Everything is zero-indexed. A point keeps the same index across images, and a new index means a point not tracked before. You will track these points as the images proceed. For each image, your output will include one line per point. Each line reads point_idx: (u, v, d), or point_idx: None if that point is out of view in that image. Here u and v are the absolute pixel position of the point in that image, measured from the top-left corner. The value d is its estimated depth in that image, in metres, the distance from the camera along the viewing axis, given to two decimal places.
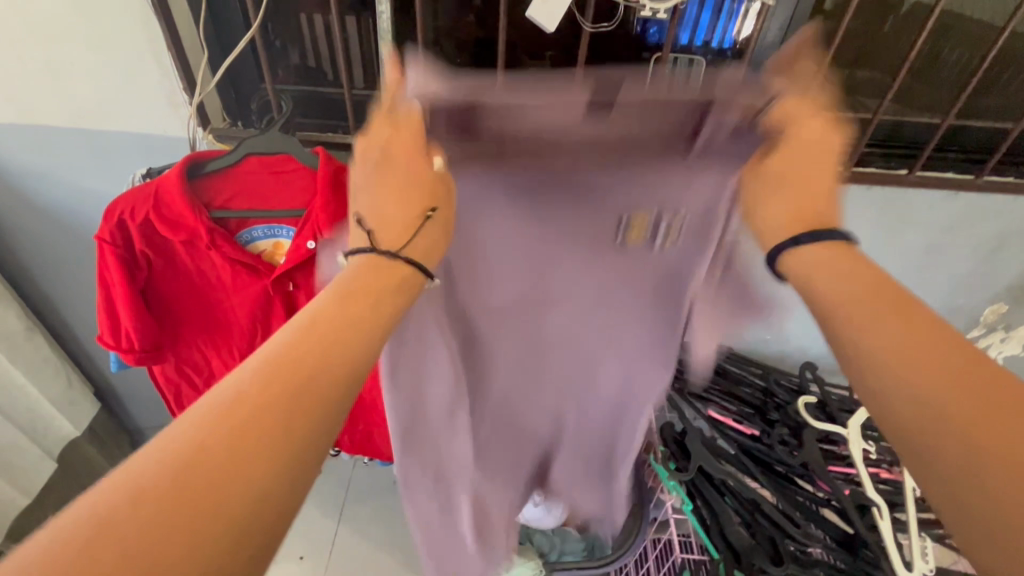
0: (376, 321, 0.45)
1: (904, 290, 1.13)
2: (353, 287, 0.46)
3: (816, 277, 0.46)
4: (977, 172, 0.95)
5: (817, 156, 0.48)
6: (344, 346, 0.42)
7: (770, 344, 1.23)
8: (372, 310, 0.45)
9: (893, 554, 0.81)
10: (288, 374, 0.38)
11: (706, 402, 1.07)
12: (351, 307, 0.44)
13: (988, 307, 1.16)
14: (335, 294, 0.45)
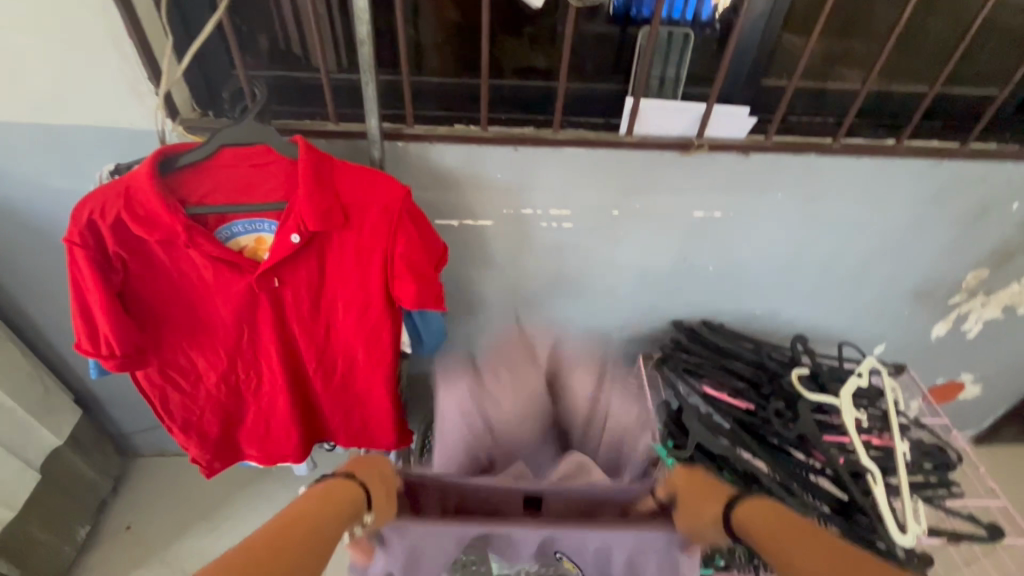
0: (327, 525, 0.56)
1: (891, 260, 1.14)
2: (335, 484, 0.61)
3: (697, 499, 0.67)
4: (962, 140, 0.98)
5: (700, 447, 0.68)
6: (300, 534, 0.54)
7: (761, 317, 1.24)
8: (349, 502, 0.60)
9: (888, 517, 0.84)
10: (263, 570, 0.49)
11: (701, 378, 1.09)
12: (333, 497, 0.59)
13: (971, 273, 1.18)
14: (328, 483, 0.61)
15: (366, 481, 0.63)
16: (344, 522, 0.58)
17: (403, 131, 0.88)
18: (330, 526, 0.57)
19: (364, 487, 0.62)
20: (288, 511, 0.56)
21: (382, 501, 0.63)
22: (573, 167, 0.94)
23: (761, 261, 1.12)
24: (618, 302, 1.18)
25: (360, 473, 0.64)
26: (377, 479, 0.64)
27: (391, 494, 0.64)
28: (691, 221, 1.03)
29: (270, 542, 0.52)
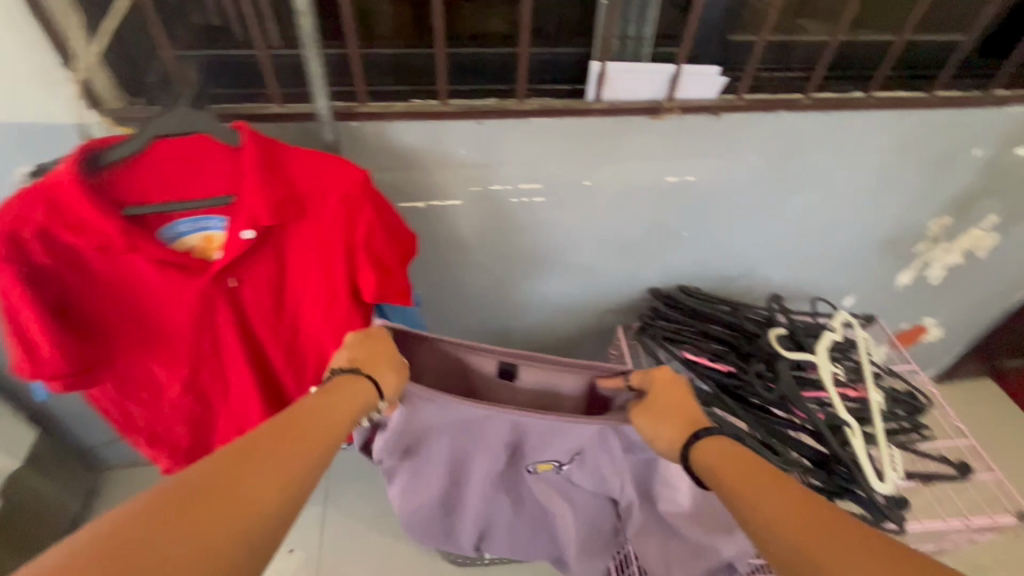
0: (331, 420, 0.62)
1: (859, 215, 1.15)
2: (337, 381, 0.67)
3: (670, 410, 0.72)
4: (929, 89, 0.97)
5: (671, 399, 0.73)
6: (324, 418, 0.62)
7: (736, 279, 1.24)
8: (354, 397, 0.66)
9: (867, 467, 0.86)
10: (267, 458, 0.53)
11: (681, 345, 1.09)
12: (335, 396, 0.65)
13: (934, 221, 1.20)
14: (329, 383, 0.67)
15: (373, 364, 0.71)
16: (349, 414, 0.65)
17: (357, 110, 0.82)
18: (332, 421, 0.62)
19: (371, 373, 0.70)
20: (285, 415, 0.60)
21: (391, 383, 0.71)
22: (541, 138, 0.90)
23: (734, 223, 1.12)
24: (595, 273, 1.16)
25: (367, 355, 0.72)
26: (382, 363, 0.72)
27: (399, 378, 0.72)
28: (663, 187, 1.01)
29: (272, 437, 0.56)
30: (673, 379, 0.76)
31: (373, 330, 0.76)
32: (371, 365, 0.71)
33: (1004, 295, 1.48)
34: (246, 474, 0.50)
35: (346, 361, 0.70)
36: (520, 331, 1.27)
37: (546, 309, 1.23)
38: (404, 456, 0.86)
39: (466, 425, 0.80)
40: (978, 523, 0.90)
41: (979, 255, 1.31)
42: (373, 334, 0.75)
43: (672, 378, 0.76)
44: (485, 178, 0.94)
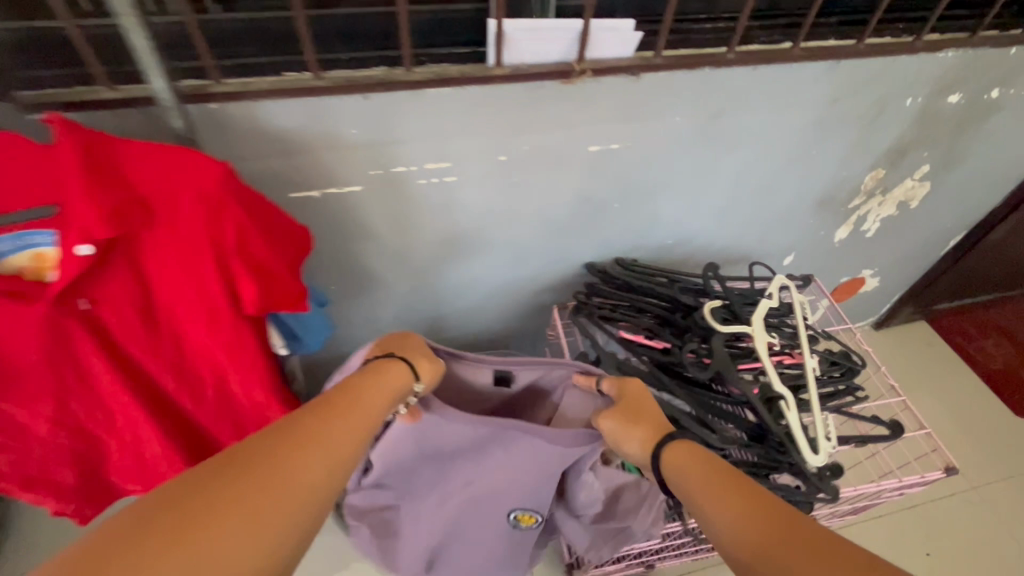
0: (369, 405, 0.67)
1: (795, 173, 1.10)
2: (375, 367, 0.72)
3: (638, 417, 0.75)
4: (860, 36, 0.89)
5: (642, 414, 0.75)
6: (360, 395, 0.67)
7: (674, 247, 1.18)
8: (391, 385, 0.70)
9: (801, 441, 0.83)
10: (307, 437, 0.59)
11: (617, 323, 1.04)
12: (372, 382, 0.69)
13: (868, 174, 1.17)
14: (363, 371, 0.71)
15: (404, 353, 0.75)
16: (386, 398, 0.69)
17: (211, 89, 0.69)
18: (368, 405, 0.67)
19: (407, 359, 0.74)
20: (328, 397, 0.66)
21: (427, 369, 0.75)
22: (440, 110, 0.79)
23: (666, 190, 1.05)
24: (525, 252, 1.09)
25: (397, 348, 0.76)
26: (414, 353, 0.76)
27: (436, 369, 0.76)
28: (587, 157, 0.92)
29: (312, 417, 0.62)
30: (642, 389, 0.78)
31: (391, 334, 0.80)
32: (403, 354, 0.75)
33: (936, 242, 1.50)
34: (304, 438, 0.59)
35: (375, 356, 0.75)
36: (451, 317, 1.19)
37: (477, 292, 1.15)
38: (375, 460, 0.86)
39: (454, 443, 0.80)
40: (906, 484, 0.93)
41: (912, 205, 1.30)
42: (395, 336, 0.79)
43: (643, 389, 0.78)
44: (384, 158, 0.83)
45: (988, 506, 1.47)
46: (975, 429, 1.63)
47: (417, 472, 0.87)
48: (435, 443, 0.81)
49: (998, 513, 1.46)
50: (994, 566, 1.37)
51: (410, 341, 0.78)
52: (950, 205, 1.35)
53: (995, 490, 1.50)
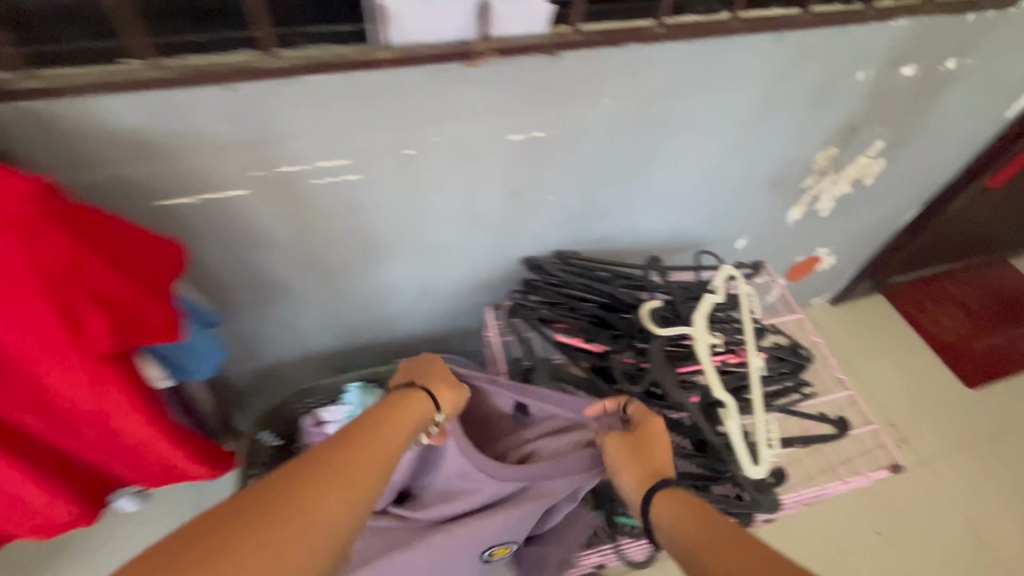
0: (393, 431, 0.64)
1: (742, 155, 1.02)
2: (398, 398, 0.71)
3: (646, 453, 0.74)
4: (805, 4, 0.80)
5: (648, 449, 0.74)
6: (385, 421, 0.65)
7: (617, 239, 1.10)
8: (414, 414, 0.69)
9: (740, 453, 0.79)
10: (333, 467, 0.55)
11: (552, 326, 0.97)
12: (394, 411, 0.68)
13: (820, 153, 1.10)
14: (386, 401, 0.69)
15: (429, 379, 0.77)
16: (411, 423, 0.68)
17: (21, 83, 0.56)
18: (391, 434, 0.63)
19: (429, 386, 0.75)
20: (357, 426, 0.63)
21: (449, 397, 0.76)
22: (322, 100, 0.68)
23: (604, 178, 0.95)
24: (452, 251, 0.99)
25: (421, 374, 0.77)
26: (436, 376, 0.77)
27: (457, 394, 0.77)
28: (508, 147, 0.82)
29: (342, 446, 0.58)
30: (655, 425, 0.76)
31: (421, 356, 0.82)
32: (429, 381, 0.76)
33: (892, 218, 1.45)
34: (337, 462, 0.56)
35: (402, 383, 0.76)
36: (381, 319, 1.10)
37: (406, 293, 1.06)
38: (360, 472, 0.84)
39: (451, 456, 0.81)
40: (853, 485, 0.90)
41: (867, 182, 1.24)
42: (429, 359, 0.81)
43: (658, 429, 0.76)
44: (265, 156, 0.72)
45: (935, 480, 1.49)
46: (928, 403, 1.63)
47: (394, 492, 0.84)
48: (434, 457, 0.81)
49: (944, 487, 1.48)
50: (937, 540, 1.40)
51: (432, 364, 0.80)
52: (906, 181, 1.30)
53: (943, 465, 1.51)
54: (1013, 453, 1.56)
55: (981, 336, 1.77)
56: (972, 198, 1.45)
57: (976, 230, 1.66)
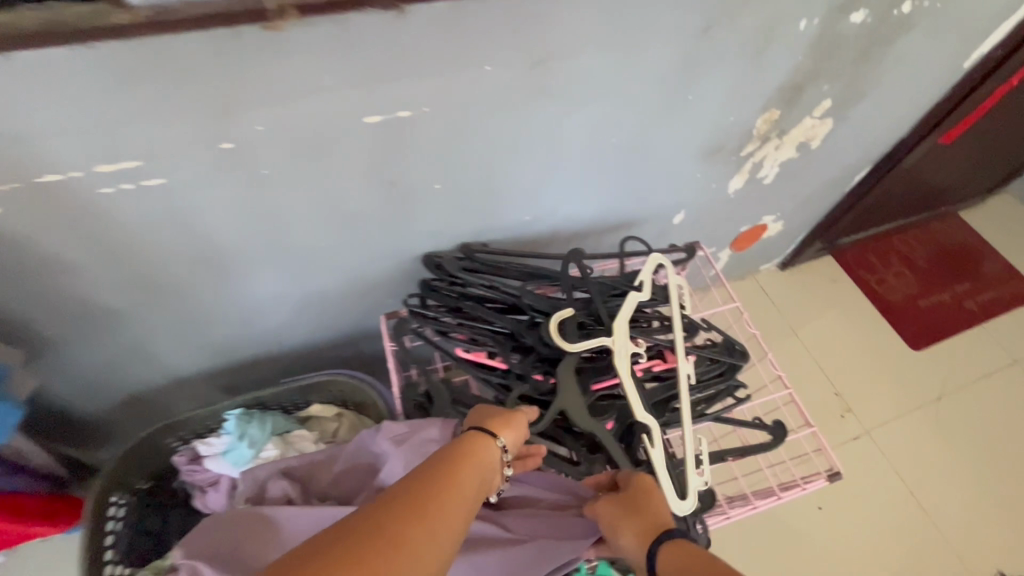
0: (477, 469, 0.57)
1: (670, 126, 0.87)
2: (475, 434, 0.62)
3: (642, 510, 0.63)
4: None
5: (636, 507, 0.63)
6: (463, 460, 0.57)
7: (535, 226, 0.95)
8: (488, 455, 0.61)
9: (666, 487, 0.70)
10: (434, 506, 0.49)
11: (452, 339, 0.84)
12: (474, 448, 0.60)
13: (761, 116, 0.95)
14: (468, 437, 0.61)
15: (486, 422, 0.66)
16: (485, 467, 0.59)
17: None
18: (473, 475, 0.56)
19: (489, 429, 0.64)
20: (447, 458, 0.57)
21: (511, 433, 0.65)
22: (67, 84, 0.49)
23: (504, 163, 0.79)
24: (332, 254, 0.83)
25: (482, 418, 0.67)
26: (491, 417, 0.67)
27: (520, 434, 0.67)
28: (367, 135, 0.65)
29: (435, 485, 0.52)
30: (650, 483, 0.65)
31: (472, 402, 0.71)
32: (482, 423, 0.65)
33: (842, 180, 1.34)
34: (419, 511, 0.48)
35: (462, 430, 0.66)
36: (263, 333, 0.94)
37: (285, 304, 0.90)
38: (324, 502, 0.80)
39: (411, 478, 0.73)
40: (787, 497, 0.84)
41: (813, 145, 1.11)
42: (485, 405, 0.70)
43: (653, 485, 0.65)
44: (16, 160, 0.54)
45: (878, 448, 1.47)
46: (875, 367, 1.59)
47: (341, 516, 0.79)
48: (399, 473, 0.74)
49: (888, 454, 1.46)
50: (879, 509, 1.39)
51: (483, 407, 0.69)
52: (856, 141, 1.18)
53: (887, 432, 1.49)
54: (958, 413, 1.54)
55: (930, 294, 1.72)
56: (925, 154, 1.35)
57: (928, 185, 1.57)
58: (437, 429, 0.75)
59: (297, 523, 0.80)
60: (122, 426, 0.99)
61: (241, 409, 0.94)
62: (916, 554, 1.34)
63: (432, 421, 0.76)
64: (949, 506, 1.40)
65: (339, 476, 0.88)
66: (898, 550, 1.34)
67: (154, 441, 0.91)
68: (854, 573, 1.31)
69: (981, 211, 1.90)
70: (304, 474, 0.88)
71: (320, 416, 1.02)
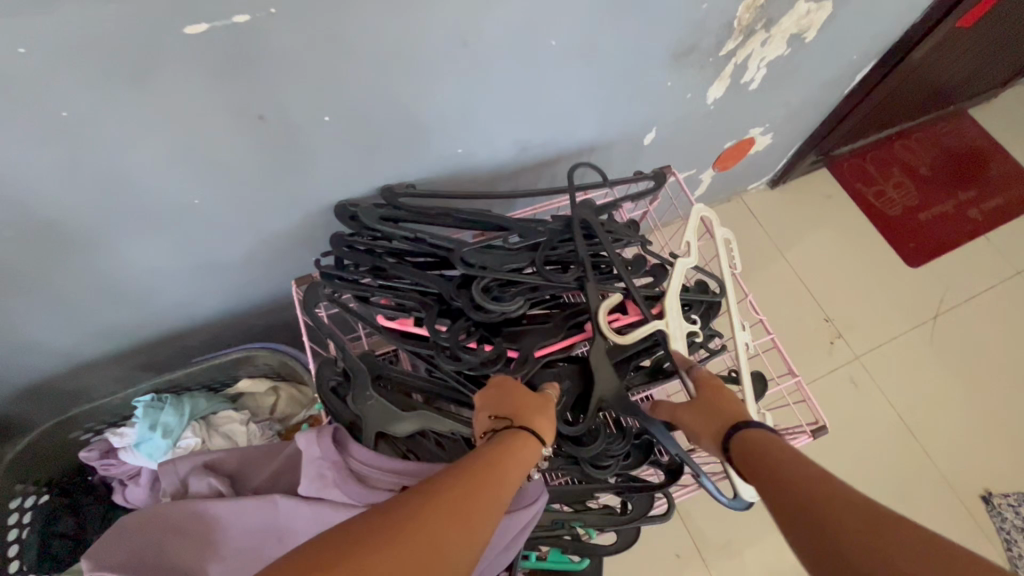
0: (518, 465, 0.51)
1: (627, 23, 0.69)
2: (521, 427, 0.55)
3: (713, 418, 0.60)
4: None
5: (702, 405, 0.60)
6: (505, 456, 0.51)
7: (470, 160, 0.79)
8: (531, 452, 0.54)
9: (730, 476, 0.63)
10: (467, 504, 0.44)
11: (374, 304, 0.70)
12: (515, 444, 0.53)
13: (744, 2, 0.76)
14: (511, 432, 0.54)
15: (526, 416, 0.57)
16: (524, 467, 0.52)
17: None
18: (513, 472, 0.50)
19: (527, 424, 0.56)
20: (484, 450, 0.51)
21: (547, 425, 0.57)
22: None
23: (412, 86, 0.62)
24: (215, 214, 0.68)
25: (517, 407, 0.57)
26: (532, 409, 0.58)
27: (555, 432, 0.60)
28: (196, 55, 0.48)
29: (466, 476, 0.47)
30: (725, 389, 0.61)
31: (498, 383, 0.61)
32: (519, 418, 0.56)
33: (842, 80, 1.15)
34: (449, 506, 0.43)
35: (494, 420, 0.57)
36: (161, 311, 0.81)
37: (177, 277, 0.75)
38: (245, 505, 0.70)
39: (317, 484, 0.64)
40: None
41: (808, 37, 0.92)
42: (511, 386, 0.60)
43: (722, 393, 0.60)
44: None
45: (868, 374, 1.39)
46: (868, 289, 1.48)
47: (267, 522, 0.69)
48: (308, 480, 0.64)
49: (878, 379, 1.39)
50: (869, 433, 1.34)
51: (514, 387, 0.60)
52: (860, 30, 0.98)
53: (879, 356, 1.41)
54: (956, 333, 1.45)
55: (933, 205, 1.58)
56: (938, 43, 1.15)
57: (940, 81, 1.38)
58: (317, 445, 0.65)
59: (242, 537, 0.70)
60: (25, 422, 0.88)
61: (152, 395, 0.83)
62: (903, 477, 1.30)
63: (307, 438, 0.65)
64: (939, 427, 1.35)
65: (273, 470, 0.78)
66: (884, 476, 1.30)
67: (56, 437, 0.80)
68: None
69: (995, 107, 1.70)
70: (234, 468, 0.79)
71: (252, 392, 0.91)
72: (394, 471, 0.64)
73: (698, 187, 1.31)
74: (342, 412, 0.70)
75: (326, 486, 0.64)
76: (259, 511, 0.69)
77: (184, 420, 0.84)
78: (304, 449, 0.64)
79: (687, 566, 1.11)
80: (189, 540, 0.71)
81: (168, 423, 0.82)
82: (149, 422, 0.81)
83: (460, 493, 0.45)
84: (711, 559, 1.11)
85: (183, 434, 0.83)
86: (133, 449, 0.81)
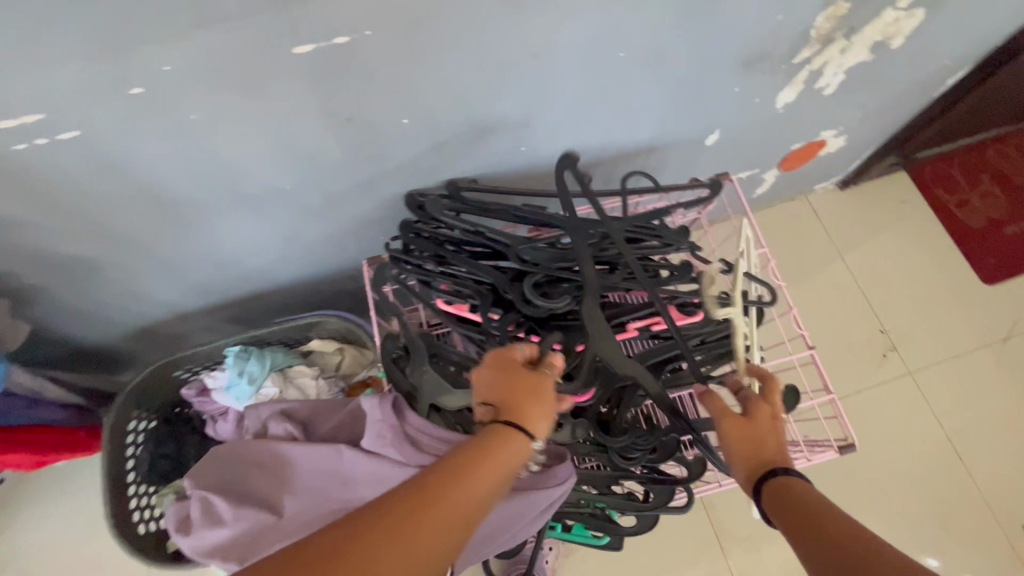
0: (490, 473, 0.51)
1: (697, 34, 0.70)
2: (501, 431, 0.54)
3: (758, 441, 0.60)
4: None
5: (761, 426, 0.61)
6: (474, 468, 0.50)
7: (531, 158, 0.83)
8: (511, 455, 0.53)
9: None
10: (416, 531, 0.44)
11: (434, 289, 0.77)
12: (490, 450, 0.52)
13: (822, 13, 0.74)
14: (491, 429, 0.54)
15: (510, 406, 0.56)
16: (499, 470, 0.51)
17: None
18: (481, 480, 0.50)
19: (511, 419, 0.56)
20: (457, 455, 0.51)
21: (539, 414, 0.57)
22: None
23: (483, 91, 0.66)
24: (302, 196, 0.76)
25: (501, 395, 0.57)
26: (520, 397, 0.57)
27: (552, 415, 0.59)
28: (304, 68, 0.55)
29: (425, 495, 0.47)
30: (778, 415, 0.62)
31: (491, 362, 0.60)
32: (505, 409, 0.56)
33: (930, 85, 1.09)
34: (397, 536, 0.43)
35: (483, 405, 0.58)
36: (249, 275, 0.92)
37: (267, 247, 0.86)
38: (317, 451, 0.81)
39: (377, 441, 0.74)
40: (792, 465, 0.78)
41: (894, 45, 0.88)
42: (504, 367, 0.59)
43: (775, 417, 0.61)
44: None
45: (920, 390, 1.36)
46: (934, 302, 1.42)
47: (333, 469, 0.80)
48: (370, 436, 0.75)
49: (931, 397, 1.35)
50: (910, 449, 1.32)
51: (500, 374, 0.59)
52: (957, 33, 0.92)
53: (935, 373, 1.37)
54: None
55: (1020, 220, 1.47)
56: None
57: None
58: (379, 409, 0.74)
59: (311, 477, 0.81)
60: (137, 356, 1.03)
61: (240, 346, 0.96)
62: (943, 497, 1.28)
63: (371, 402, 0.75)
64: (991, 453, 1.30)
65: (338, 421, 0.89)
66: (923, 494, 1.28)
67: (162, 373, 0.94)
68: (872, 510, 1.28)
69: None
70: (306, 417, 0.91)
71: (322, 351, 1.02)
72: (443, 438, 0.74)
73: (759, 186, 1.29)
74: (399, 383, 0.79)
75: (384, 443, 0.74)
76: (327, 458, 0.81)
77: (264, 371, 0.95)
78: (368, 410, 0.75)
79: (705, 553, 1.17)
80: (268, 473, 0.83)
81: (251, 373, 0.94)
82: (236, 369, 0.94)
83: (413, 522, 0.45)
84: (729, 547, 1.17)
85: (262, 383, 0.95)
86: (222, 392, 0.95)
